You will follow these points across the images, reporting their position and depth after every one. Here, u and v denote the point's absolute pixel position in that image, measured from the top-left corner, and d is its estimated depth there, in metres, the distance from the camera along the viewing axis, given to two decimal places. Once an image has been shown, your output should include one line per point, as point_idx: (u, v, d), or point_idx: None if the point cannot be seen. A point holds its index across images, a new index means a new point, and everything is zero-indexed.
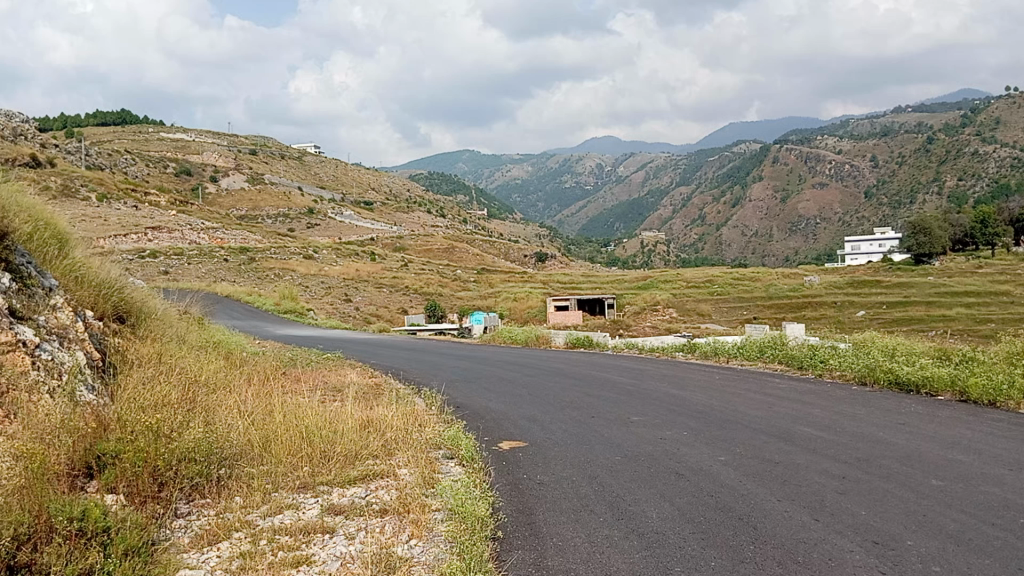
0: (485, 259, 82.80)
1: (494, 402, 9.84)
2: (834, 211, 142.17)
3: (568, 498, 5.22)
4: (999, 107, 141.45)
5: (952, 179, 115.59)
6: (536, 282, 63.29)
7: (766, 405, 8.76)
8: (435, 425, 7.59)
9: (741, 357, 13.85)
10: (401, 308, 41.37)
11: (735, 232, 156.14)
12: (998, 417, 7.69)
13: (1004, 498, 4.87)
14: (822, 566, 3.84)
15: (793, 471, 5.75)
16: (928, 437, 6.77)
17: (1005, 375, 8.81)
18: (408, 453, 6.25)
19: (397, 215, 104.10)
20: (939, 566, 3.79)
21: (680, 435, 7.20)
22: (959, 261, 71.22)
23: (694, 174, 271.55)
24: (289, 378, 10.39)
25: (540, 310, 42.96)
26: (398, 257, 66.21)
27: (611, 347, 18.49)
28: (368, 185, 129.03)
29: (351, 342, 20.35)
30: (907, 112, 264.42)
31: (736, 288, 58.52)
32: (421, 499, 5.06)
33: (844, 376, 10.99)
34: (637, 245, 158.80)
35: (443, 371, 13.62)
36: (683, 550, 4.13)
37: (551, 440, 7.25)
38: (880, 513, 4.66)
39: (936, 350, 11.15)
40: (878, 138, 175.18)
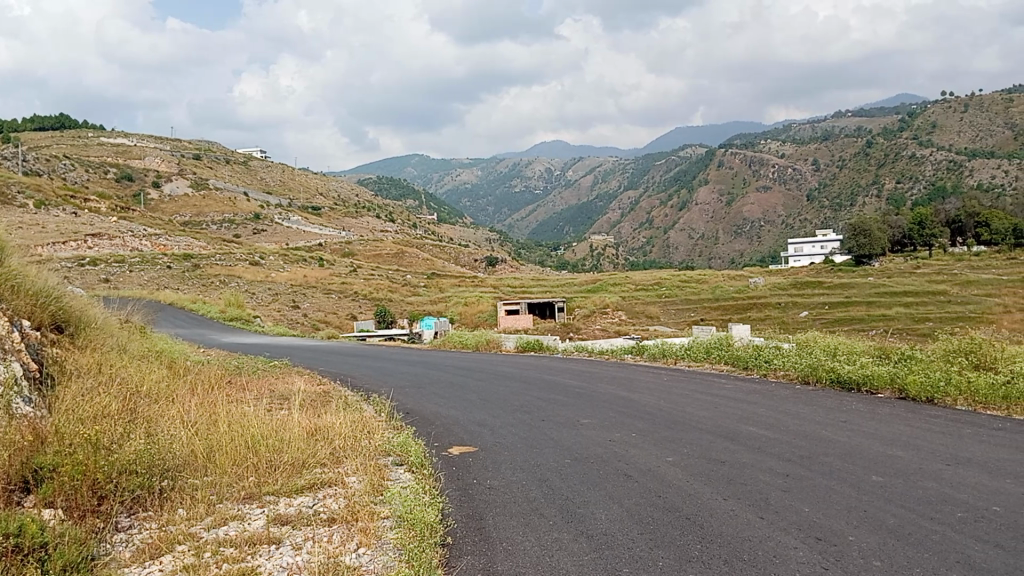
0: (435, 264, 82.55)
1: (444, 406, 9.80)
2: (778, 213, 145.13)
3: (516, 502, 5.23)
4: (934, 111, 145.95)
5: (891, 181, 118.99)
6: (486, 287, 63.51)
7: (712, 406, 8.87)
8: (384, 432, 7.55)
9: (689, 358, 14.03)
10: (351, 313, 41.08)
11: (683, 235, 157.90)
12: (938, 413, 7.90)
13: (942, 493, 5.00)
14: (767, 565, 3.89)
15: (739, 470, 5.82)
16: (870, 434, 6.93)
17: (941, 372, 9.08)
18: (357, 461, 6.18)
19: (345, 221, 103.22)
20: (880, 560, 3.88)
21: (628, 436, 7.28)
22: (898, 262, 73.28)
23: (641, 178, 273.49)
24: (235, 387, 10.17)
25: (491, 314, 42.92)
26: (346, 263, 65.69)
27: (560, 351, 18.62)
28: (315, 190, 127.82)
29: (299, 350, 20.03)
30: (848, 116, 271.60)
31: (684, 290, 59.34)
32: (370, 507, 5.01)
33: (787, 375, 11.22)
34: (586, 249, 159.95)
35: (392, 377, 13.56)
36: (631, 551, 4.15)
37: (500, 443, 7.26)
38: (822, 509, 4.76)
39: (875, 350, 11.41)
40: (819, 142, 179.63)
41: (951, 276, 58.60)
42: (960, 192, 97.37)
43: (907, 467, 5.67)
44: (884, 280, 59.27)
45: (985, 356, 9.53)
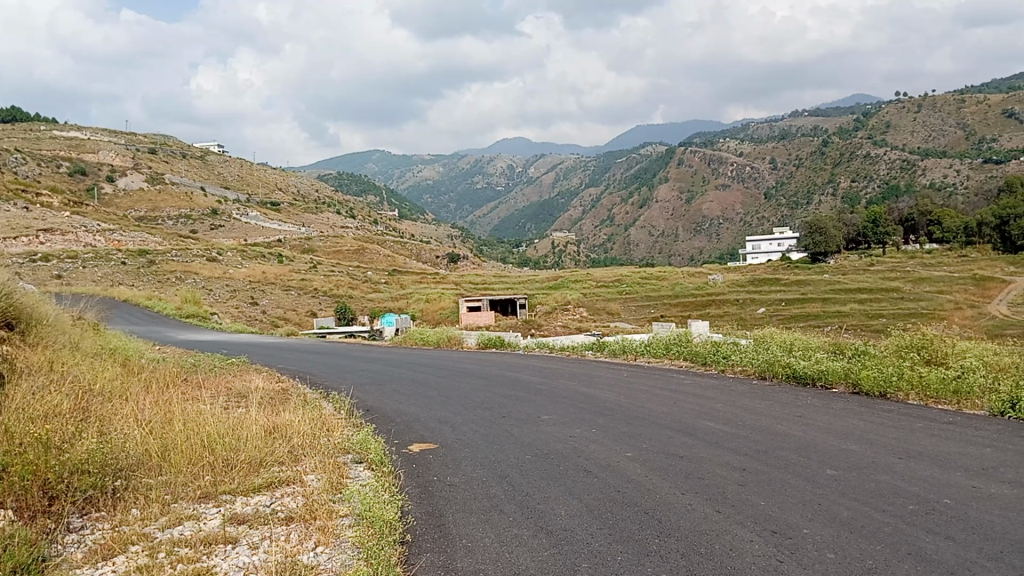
0: (397, 261, 82.06)
1: (404, 403, 9.73)
2: (736, 211, 146.72)
3: (477, 499, 5.22)
4: (888, 111, 148.55)
5: (846, 180, 121.03)
6: (448, 283, 63.33)
7: (671, 401, 8.95)
8: (344, 430, 7.46)
9: (649, 355, 14.11)
10: (310, 310, 40.65)
11: (643, 232, 158.70)
12: (890, 408, 8.06)
13: (893, 485, 5.11)
14: (723, 556, 3.96)
15: (696, 465, 5.90)
16: (824, 429, 7.04)
17: (894, 367, 9.27)
18: (315, 460, 6.11)
19: (305, 217, 102.18)
20: (833, 552, 3.95)
21: (589, 432, 7.31)
22: (853, 259, 74.59)
23: (602, 176, 274.23)
24: (192, 385, 10.01)
25: (452, 311, 42.74)
26: (305, 259, 65.05)
27: (522, 347, 18.64)
28: (275, 185, 126.35)
29: (255, 347, 19.73)
30: (804, 116, 275.58)
31: (643, 286, 59.76)
32: (329, 505, 4.97)
33: (744, 370, 11.37)
34: (547, 245, 160.36)
35: (351, 374, 13.45)
36: (590, 547, 4.18)
37: (461, 440, 7.26)
38: (778, 503, 4.82)
39: (830, 345, 11.61)
40: (776, 142, 182.22)
41: (903, 274, 59.73)
42: (913, 191, 99.39)
43: (860, 461, 5.77)
44: (839, 277, 60.25)
45: (936, 351, 9.74)
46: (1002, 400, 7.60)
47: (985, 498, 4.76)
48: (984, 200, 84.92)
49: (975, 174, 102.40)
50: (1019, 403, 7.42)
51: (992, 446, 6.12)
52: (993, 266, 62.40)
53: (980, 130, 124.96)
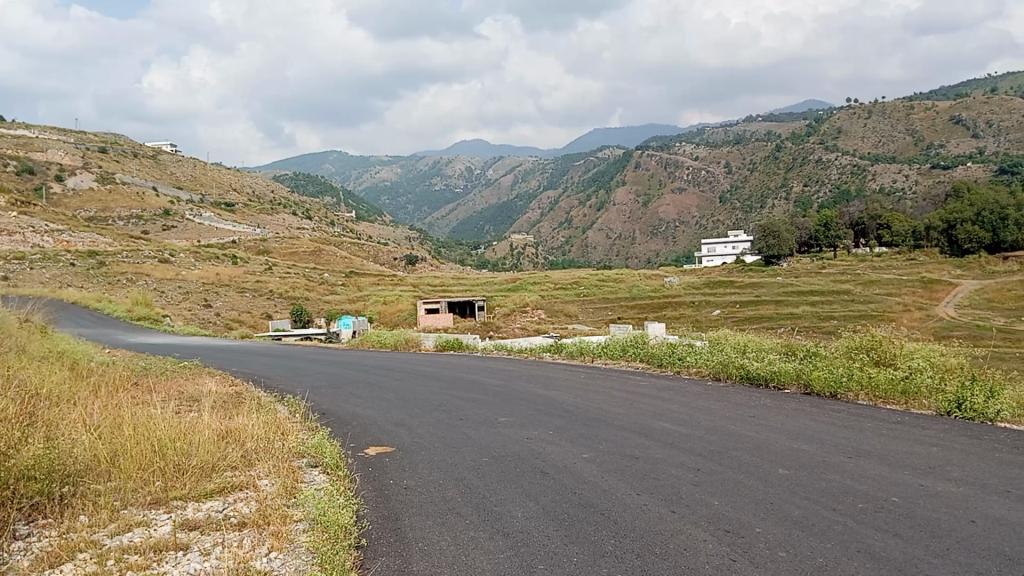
0: (354, 262, 81.39)
1: (361, 407, 9.66)
2: (692, 215, 148.49)
3: (433, 502, 5.20)
4: (840, 117, 151.82)
5: (799, 185, 123.41)
6: (406, 285, 63.07)
7: (628, 402, 9.02)
8: (299, 433, 7.39)
9: (606, 357, 14.25)
10: (266, 313, 40.17)
11: (601, 235, 159.45)
12: (841, 408, 8.22)
13: (843, 484, 5.22)
14: (677, 556, 4.00)
15: (652, 465, 5.96)
16: (776, 429, 7.16)
17: (844, 369, 9.46)
18: (270, 464, 6.05)
19: (260, 217, 100.98)
20: (785, 552, 4.02)
21: (546, 435, 7.32)
22: (805, 262, 76.04)
23: (559, 179, 274.82)
24: (141, 389, 9.81)
25: (410, 313, 42.57)
26: (260, 261, 64.26)
27: (480, 349, 18.67)
28: (229, 185, 124.59)
29: (208, 350, 19.38)
30: (758, 121, 280.17)
31: (601, 289, 60.13)
32: (282, 510, 4.92)
33: (700, 372, 11.51)
34: (506, 247, 160.55)
35: (308, 378, 13.30)
36: (547, 548, 4.20)
37: (417, 444, 7.22)
38: (731, 502, 4.90)
39: (783, 347, 11.80)
40: (730, 146, 185.00)
41: (854, 276, 60.98)
42: (863, 195, 101.62)
43: (811, 461, 5.88)
44: (791, 280, 61.31)
45: (885, 351, 9.93)
46: (948, 399, 7.81)
47: (931, 496, 4.89)
48: (931, 204, 87.09)
49: (923, 179, 104.87)
50: (965, 403, 7.62)
51: (938, 446, 6.29)
52: (940, 268, 64.01)
53: (927, 136, 128.14)
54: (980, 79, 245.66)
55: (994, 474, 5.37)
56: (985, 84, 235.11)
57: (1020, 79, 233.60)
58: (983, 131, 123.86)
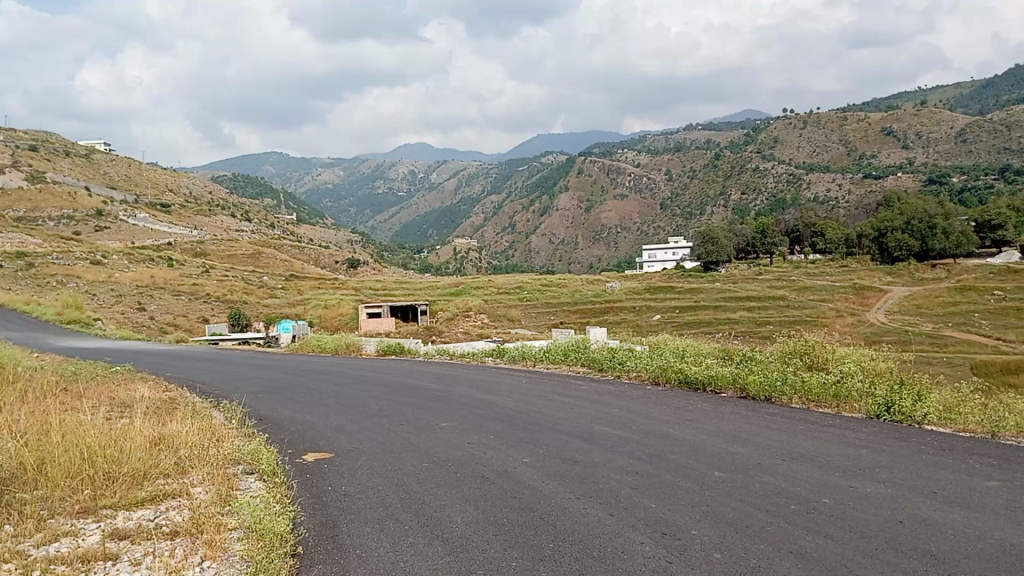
0: (294, 265, 80.29)
1: (299, 413, 9.49)
2: (633, 221, 150.39)
3: (372, 508, 5.17)
4: (777, 127, 155.55)
5: (737, 193, 126.12)
6: (347, 289, 62.54)
7: (568, 406, 9.09)
8: (235, 439, 7.25)
9: (548, 361, 14.33)
10: (202, 317, 39.39)
11: (544, 240, 160.31)
12: (774, 411, 8.40)
13: (776, 486, 5.34)
14: (615, 558, 4.04)
15: (592, 468, 6.01)
16: (713, 432, 7.28)
17: (778, 372, 9.69)
18: (204, 471, 5.92)
19: (198, 219, 98.97)
20: (719, 553, 4.08)
21: (486, 439, 7.33)
22: (742, 268, 77.78)
23: (503, 183, 275.48)
24: (71, 395, 9.51)
25: (351, 317, 42.17)
26: (198, 263, 62.99)
27: (422, 353, 18.62)
28: (165, 186, 121.84)
29: (142, 355, 18.94)
30: (699, 129, 285.34)
31: (544, 293, 60.54)
32: (216, 518, 4.83)
33: (639, 375, 11.70)
34: (449, 251, 160.33)
35: (245, 382, 13.09)
36: (485, 553, 4.20)
37: (358, 449, 7.14)
38: (669, 505, 4.96)
39: (719, 351, 12.03)
40: (671, 153, 188.08)
41: (789, 282, 62.43)
42: (799, 204, 104.36)
43: (746, 462, 6.02)
44: (730, 285, 62.52)
45: (818, 356, 10.18)
46: (878, 403, 8.04)
47: (861, 497, 5.03)
48: (863, 213, 89.71)
49: (856, 189, 107.92)
50: (892, 406, 7.89)
51: (868, 448, 6.46)
52: (871, 275, 65.94)
53: (860, 147, 132.16)
54: (910, 93, 253.87)
55: (922, 476, 5.54)
56: (914, 97, 242.87)
57: (949, 92, 242.57)
58: (913, 142, 128.14)
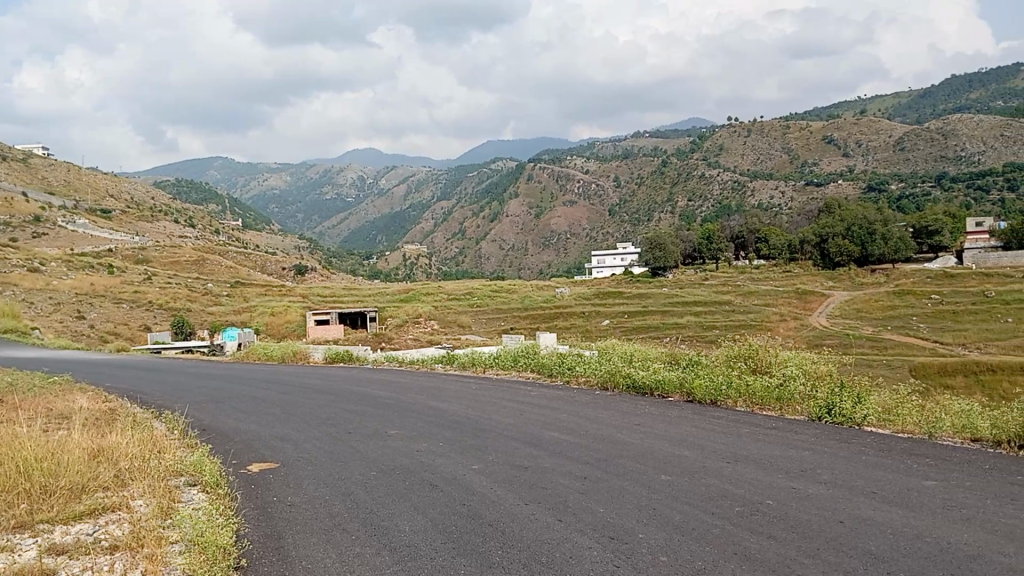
0: (240, 272, 79.04)
1: (244, 422, 9.35)
2: (582, 226, 151.57)
3: (318, 518, 5.10)
4: (722, 134, 158.25)
5: (683, 200, 127.93)
6: (295, 296, 61.79)
7: (518, 412, 9.13)
8: (177, 451, 7.11)
9: (498, 367, 14.37)
10: (144, 325, 38.57)
11: (494, 245, 160.59)
12: (720, 414, 8.54)
13: (721, 489, 5.42)
14: (563, 565, 4.06)
15: (540, 474, 6.03)
16: (660, 437, 7.37)
17: (723, 376, 9.86)
18: (145, 483, 5.78)
19: (140, 225, 96.87)
20: (667, 556, 4.13)
21: (435, 446, 7.30)
22: (689, 274, 78.95)
23: (453, 190, 275.17)
24: (6, 408, 9.22)
25: (299, 324, 41.67)
26: (140, 270, 61.61)
27: (371, 361, 18.51)
28: (106, 190, 118.98)
29: (79, 364, 18.44)
30: (646, 136, 289.01)
31: (493, 299, 60.62)
32: (157, 532, 4.71)
33: (588, 381, 11.79)
34: (398, 257, 159.51)
35: (190, 392, 12.84)
36: (434, 563, 4.18)
37: (303, 459, 7.07)
38: (616, 509, 5.01)
39: (666, 356, 12.19)
40: (619, 160, 190.08)
41: (734, 287, 63.52)
42: (743, 210, 106.44)
43: (692, 466, 6.10)
44: (676, 290, 63.38)
45: (762, 360, 10.36)
46: (820, 406, 8.22)
47: (803, 498, 5.15)
48: (805, 219, 91.68)
49: (798, 196, 110.24)
50: (833, 409, 8.07)
51: (810, 449, 6.61)
52: (813, 280, 67.48)
53: (802, 154, 135.29)
54: (848, 102, 260.48)
55: (862, 477, 5.67)
56: (852, 106, 248.96)
57: (887, 101, 249.56)
58: (853, 150, 131.51)
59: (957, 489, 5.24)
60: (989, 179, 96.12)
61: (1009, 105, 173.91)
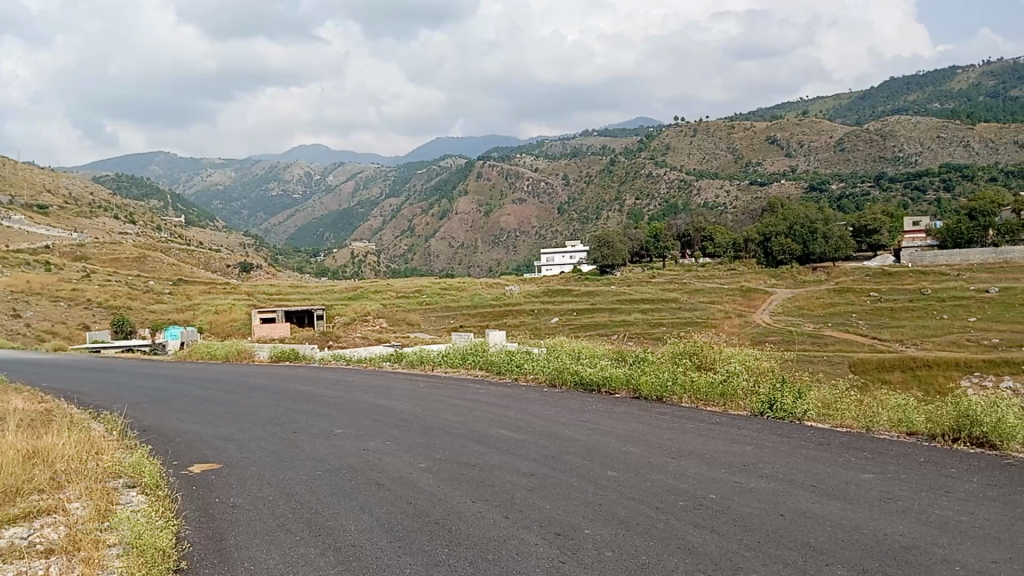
0: (182, 269, 77.39)
1: (187, 422, 9.16)
2: (531, 225, 151.89)
3: (261, 519, 5.04)
4: (669, 134, 160.30)
5: (631, 199, 129.13)
6: (240, 294, 60.78)
7: (466, 410, 9.12)
8: (114, 452, 6.93)
9: (446, 365, 14.32)
10: (82, 323, 37.56)
11: (443, 243, 159.93)
12: (665, 410, 8.68)
13: (665, 483, 5.50)
14: (509, 563, 4.07)
15: (487, 472, 6.03)
16: (606, 433, 7.42)
17: (669, 372, 9.99)
18: (82, 485, 5.61)
19: (78, 221, 94.09)
20: (611, 551, 4.18)
21: (383, 445, 7.25)
22: (636, 271, 79.79)
23: (401, 187, 273.56)
24: None
25: (244, 323, 40.98)
26: (78, 267, 59.85)
27: (318, 359, 18.32)
28: (42, 186, 115.42)
29: (12, 364, 17.78)
30: (595, 135, 291.03)
31: (443, 297, 60.46)
32: (94, 535, 4.60)
33: (536, 378, 11.85)
34: (346, 254, 157.85)
35: (129, 391, 12.54)
36: (379, 561, 4.16)
37: (247, 459, 6.95)
38: (563, 505, 5.04)
39: (614, 353, 12.31)
40: (567, 159, 191.09)
41: (681, 285, 64.25)
42: (689, 209, 107.83)
43: (637, 462, 6.17)
44: (624, 288, 63.99)
45: (706, 356, 10.54)
46: (761, 401, 8.40)
47: (745, 491, 5.25)
48: (749, 218, 93.14)
49: (742, 195, 112.09)
50: (775, 404, 8.24)
51: (752, 445, 6.74)
52: (757, 278, 68.74)
53: (746, 154, 137.82)
54: (790, 103, 266.24)
55: (802, 471, 5.80)
56: (795, 107, 253.84)
57: (827, 103, 255.56)
58: (796, 151, 134.32)
59: (892, 483, 5.39)
60: (925, 180, 99.00)
61: (943, 107, 179.39)
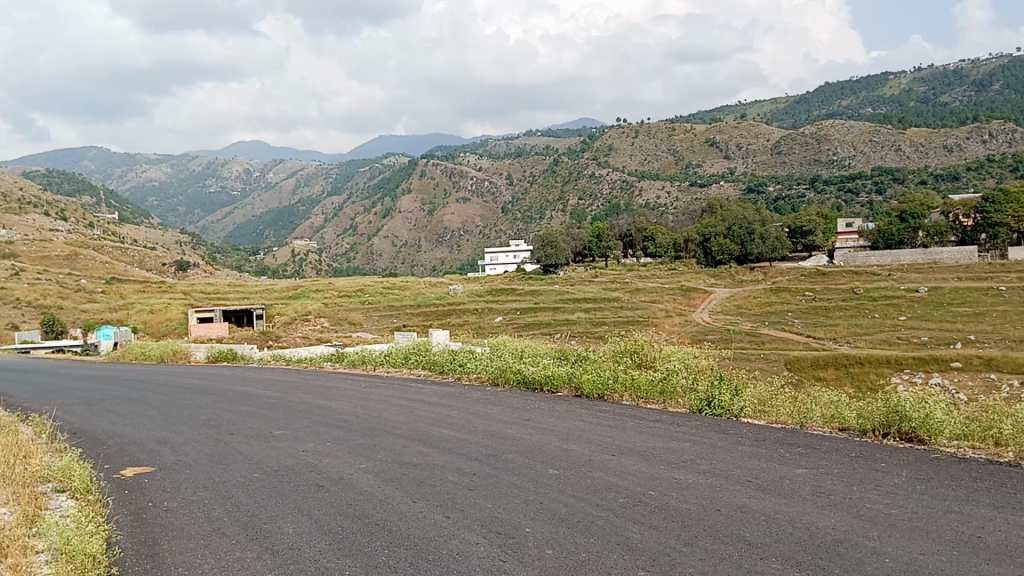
0: (116, 267, 75.39)
1: (120, 425, 8.91)
2: (474, 224, 151.86)
3: (197, 523, 4.94)
4: (611, 135, 162.08)
5: (574, 199, 130.05)
6: (178, 293, 59.46)
7: (408, 409, 9.08)
8: (43, 455, 6.72)
9: (388, 365, 14.22)
10: (10, 324, 36.28)
11: (386, 241, 158.95)
12: (606, 408, 8.77)
13: (606, 481, 5.56)
14: (449, 562, 4.07)
15: (428, 471, 6.01)
16: (550, 432, 7.45)
17: (610, 371, 10.09)
18: (8, 491, 5.45)
19: (5, 218, 90.81)
20: (552, 548, 4.20)
21: (322, 446, 7.17)
22: (579, 271, 80.47)
23: (343, 185, 270.94)
24: None
25: (180, 322, 40.05)
26: (4, 266, 57.76)
27: (257, 359, 18.06)
28: None
29: None
30: (538, 135, 292.69)
31: (385, 296, 60.04)
32: (21, 541, 4.45)
33: (478, 376, 11.87)
34: (288, 253, 155.71)
35: (58, 393, 12.14)
36: (318, 563, 4.12)
37: (183, 461, 6.80)
38: (504, 504, 5.05)
39: (556, 351, 12.40)
40: (511, 159, 191.59)
41: (622, 285, 65.00)
42: (630, 210, 109.11)
43: (578, 459, 6.22)
44: (566, 287, 64.43)
45: (646, 354, 10.69)
46: (699, 398, 8.55)
47: (684, 488, 5.33)
48: (689, 218, 94.63)
49: (682, 196, 113.97)
50: (713, 401, 8.40)
51: (690, 441, 6.86)
52: (697, 277, 69.90)
53: (687, 155, 140.16)
54: (728, 107, 271.65)
55: (739, 466, 5.92)
56: (735, 110, 259.04)
57: (764, 107, 261.53)
58: (735, 152, 136.99)
59: (826, 477, 5.53)
60: (857, 182, 101.85)
61: (875, 112, 184.97)
